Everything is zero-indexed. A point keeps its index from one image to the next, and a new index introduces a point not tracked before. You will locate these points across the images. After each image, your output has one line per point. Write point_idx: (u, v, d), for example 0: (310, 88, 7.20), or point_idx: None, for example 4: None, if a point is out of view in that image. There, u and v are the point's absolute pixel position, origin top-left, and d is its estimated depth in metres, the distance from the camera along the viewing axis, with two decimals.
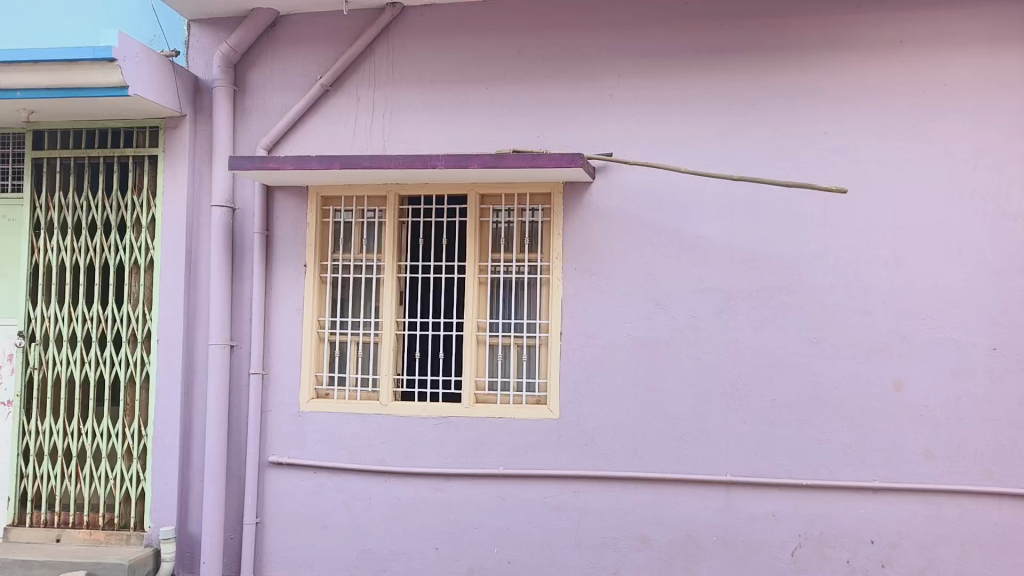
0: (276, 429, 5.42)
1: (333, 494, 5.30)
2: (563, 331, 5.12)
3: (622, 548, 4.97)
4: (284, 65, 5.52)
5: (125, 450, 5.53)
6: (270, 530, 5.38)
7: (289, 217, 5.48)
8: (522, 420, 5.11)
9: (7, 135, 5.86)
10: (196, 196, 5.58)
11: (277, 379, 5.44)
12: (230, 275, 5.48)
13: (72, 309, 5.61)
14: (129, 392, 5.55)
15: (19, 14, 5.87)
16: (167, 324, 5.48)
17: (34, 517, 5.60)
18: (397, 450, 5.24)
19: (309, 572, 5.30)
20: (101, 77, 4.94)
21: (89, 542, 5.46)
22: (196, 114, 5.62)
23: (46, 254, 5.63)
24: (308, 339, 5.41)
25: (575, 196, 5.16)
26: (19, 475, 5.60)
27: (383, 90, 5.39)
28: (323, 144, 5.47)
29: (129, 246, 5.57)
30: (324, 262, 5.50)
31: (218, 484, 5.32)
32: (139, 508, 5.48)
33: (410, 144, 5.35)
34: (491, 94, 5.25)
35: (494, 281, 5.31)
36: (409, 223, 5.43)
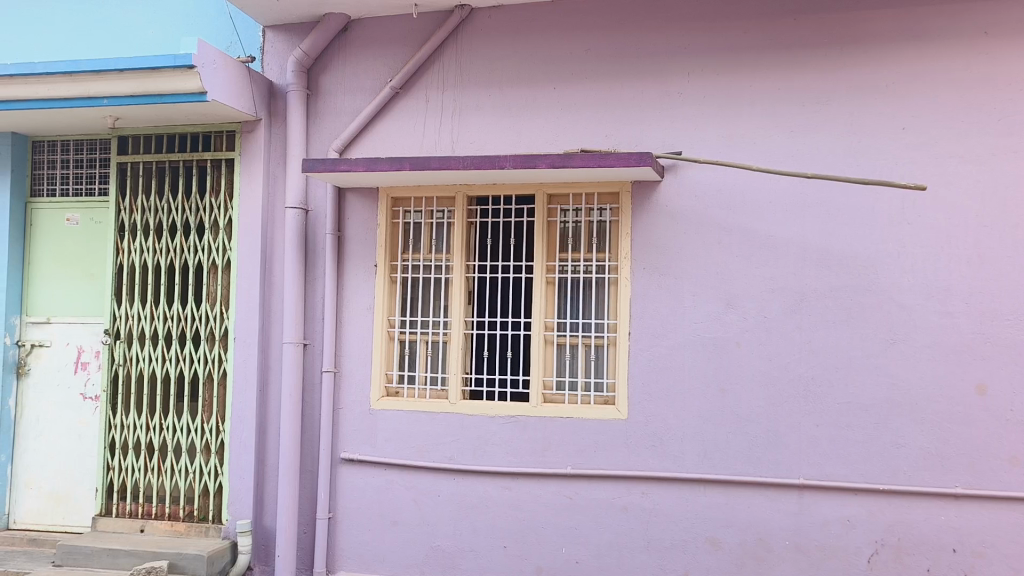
0: (348, 426, 5.52)
1: (403, 491, 5.38)
2: (632, 331, 5.09)
3: (691, 550, 4.92)
4: (355, 68, 5.62)
5: (204, 445, 5.71)
6: (342, 525, 5.48)
7: (361, 217, 5.58)
8: (590, 421, 5.10)
9: (94, 141, 6.11)
10: (271, 197, 5.73)
11: (348, 377, 5.55)
12: (304, 275, 5.61)
13: (154, 308, 5.82)
14: (207, 388, 5.71)
15: (104, 24, 6.10)
16: (243, 323, 5.63)
17: (118, 508, 5.81)
18: (465, 449, 5.29)
19: (379, 567, 5.40)
20: (182, 83, 5.11)
21: (171, 533, 5.65)
22: (271, 118, 5.76)
23: (130, 255, 5.86)
24: (379, 337, 5.50)
25: (644, 196, 5.13)
26: (106, 467, 5.83)
27: (452, 91, 5.44)
28: (394, 145, 5.55)
29: (208, 246, 5.76)
30: (395, 262, 5.59)
31: (293, 480, 5.46)
32: (217, 502, 5.66)
33: (478, 144, 5.39)
34: (559, 95, 5.25)
35: (561, 280, 5.31)
36: (477, 224, 5.47)
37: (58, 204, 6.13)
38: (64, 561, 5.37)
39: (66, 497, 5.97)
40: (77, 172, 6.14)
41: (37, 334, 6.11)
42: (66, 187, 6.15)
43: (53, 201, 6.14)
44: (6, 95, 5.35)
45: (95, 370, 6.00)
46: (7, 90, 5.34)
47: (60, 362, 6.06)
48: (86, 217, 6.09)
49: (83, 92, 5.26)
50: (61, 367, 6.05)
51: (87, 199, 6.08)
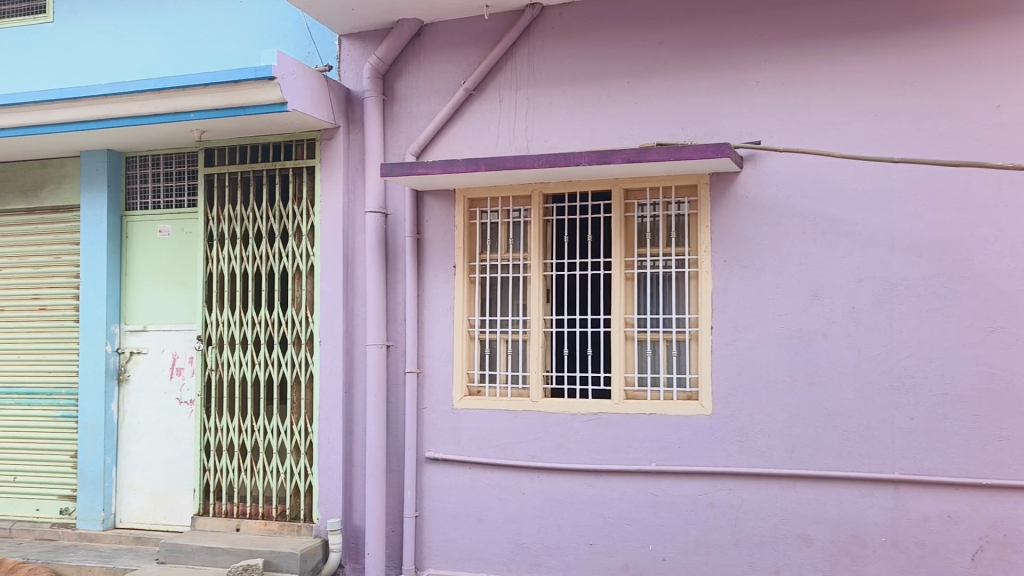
0: (432, 425, 5.59)
1: (488, 490, 5.42)
2: (714, 326, 5.02)
3: (783, 548, 4.81)
4: (429, 72, 5.69)
5: (294, 446, 5.86)
6: (428, 524, 5.56)
7: (438, 219, 5.65)
8: (673, 417, 5.05)
9: (182, 155, 6.35)
10: (351, 203, 5.84)
11: (431, 377, 5.62)
12: (385, 278, 5.70)
13: (244, 313, 6.01)
14: (295, 390, 5.86)
15: (188, 41, 6.31)
16: (328, 326, 5.76)
17: (215, 507, 6.01)
18: (548, 447, 5.30)
19: (467, 565, 5.45)
20: (264, 94, 5.25)
21: (265, 532, 5.81)
22: (349, 125, 5.87)
23: (219, 263, 6.07)
24: (459, 337, 5.55)
25: (723, 187, 5.04)
26: (202, 469, 6.04)
27: (526, 90, 5.45)
28: (469, 146, 5.59)
29: (292, 252, 5.91)
30: (473, 262, 5.63)
31: (380, 480, 5.56)
32: (308, 501, 5.80)
33: (552, 142, 5.39)
34: (632, 89, 5.21)
35: (640, 276, 5.27)
36: (554, 221, 5.47)
37: (151, 216, 6.38)
38: (167, 559, 5.59)
39: (166, 497, 6.22)
40: (167, 185, 6.39)
41: (135, 342, 6.38)
42: (158, 200, 6.40)
43: (146, 214, 6.40)
44: (99, 114, 5.60)
45: (190, 374, 6.23)
46: (100, 109, 5.58)
47: (157, 368, 6.31)
48: (177, 228, 6.32)
49: (171, 107, 5.44)
50: (159, 373, 6.31)
51: (177, 210, 6.32)
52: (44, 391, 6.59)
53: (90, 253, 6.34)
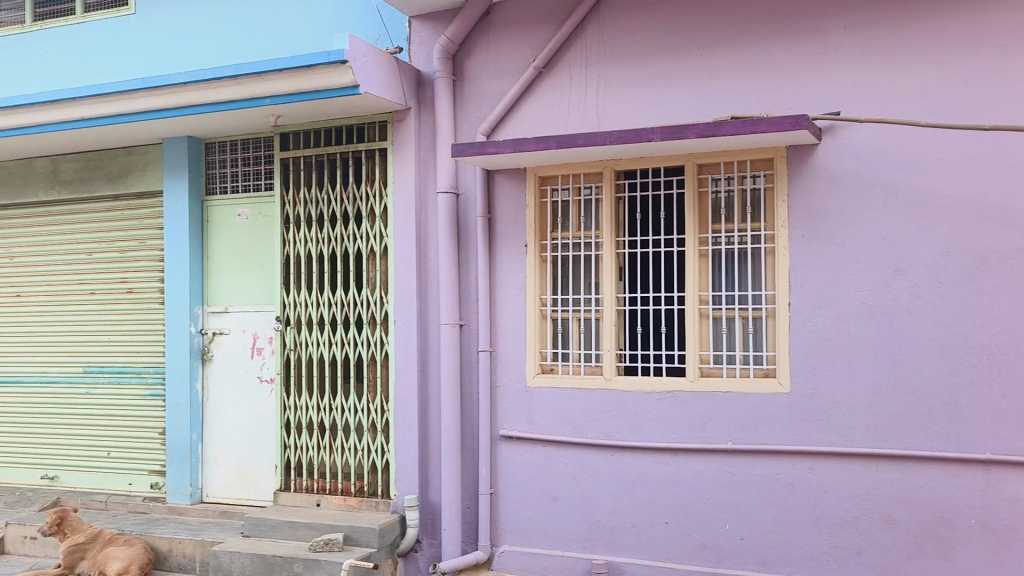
0: (505, 403, 5.63)
1: (562, 468, 5.44)
2: (792, 302, 4.92)
3: (866, 528, 4.71)
4: (498, 51, 5.68)
5: (371, 424, 5.97)
6: (504, 501, 5.61)
7: (510, 198, 5.65)
8: (750, 395, 4.98)
9: (258, 140, 6.49)
10: (423, 184, 5.89)
11: (504, 356, 5.65)
12: (457, 258, 5.75)
13: (320, 294, 6.14)
14: (371, 370, 5.97)
15: (260, 27, 6.42)
16: (402, 306, 5.84)
17: (296, 483, 6.17)
18: (622, 425, 5.28)
19: (542, 542, 5.49)
20: (337, 78, 5.32)
21: (344, 507, 5.95)
22: (420, 106, 5.91)
23: (295, 246, 6.20)
24: (531, 315, 5.57)
25: (801, 160, 4.91)
26: (283, 446, 6.21)
27: (596, 66, 5.40)
28: (540, 124, 5.57)
29: (366, 234, 6.00)
30: (544, 241, 5.62)
31: (455, 457, 5.64)
32: (385, 478, 5.91)
33: (624, 118, 5.33)
34: (705, 62, 5.11)
35: (715, 252, 5.19)
36: (626, 198, 5.42)
37: (229, 201, 6.55)
38: (251, 532, 5.76)
39: (249, 473, 6.41)
40: (245, 169, 6.54)
41: (217, 323, 6.58)
42: (236, 184, 6.57)
43: (225, 198, 6.56)
44: (179, 101, 5.75)
45: (269, 354, 6.40)
46: (179, 97, 5.72)
47: (238, 348, 6.50)
48: (255, 212, 6.47)
49: (247, 93, 5.57)
50: (240, 353, 6.49)
51: (254, 194, 6.47)
52: (133, 370, 6.86)
53: (173, 237, 6.55)
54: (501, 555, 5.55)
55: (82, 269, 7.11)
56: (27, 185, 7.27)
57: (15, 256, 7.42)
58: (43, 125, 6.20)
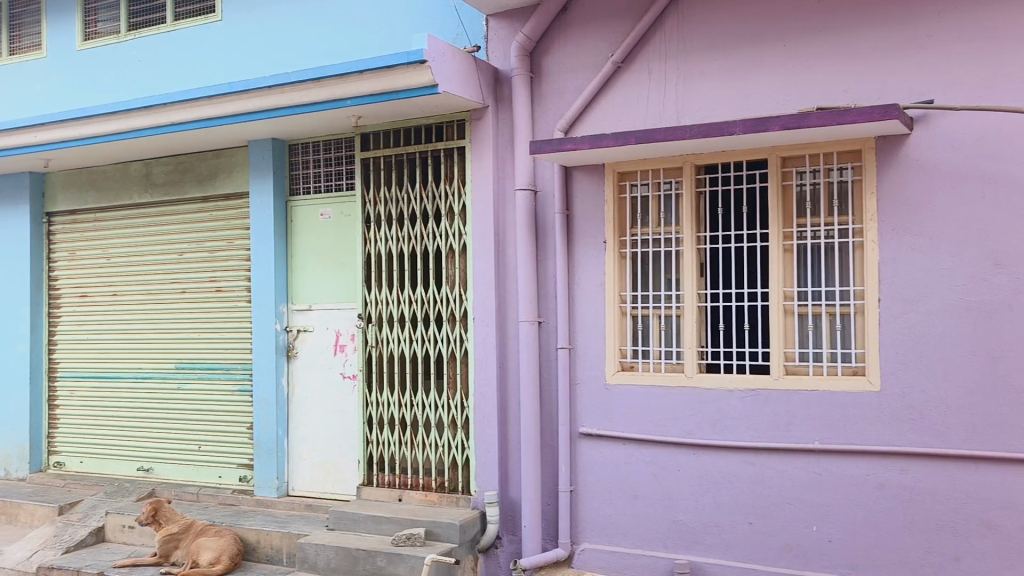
0: (585, 401, 5.61)
1: (643, 466, 5.39)
2: (882, 297, 4.76)
3: (963, 533, 4.53)
4: (576, 47, 5.65)
5: (451, 420, 6.03)
6: (584, 498, 5.59)
7: (588, 195, 5.61)
8: (838, 393, 4.84)
9: (339, 140, 6.61)
10: (502, 181, 5.90)
11: (584, 353, 5.62)
12: (535, 255, 5.75)
13: (401, 292, 6.22)
14: (450, 366, 6.02)
15: (339, 29, 6.52)
16: (481, 303, 5.88)
17: (378, 478, 6.27)
18: (704, 423, 5.20)
19: (622, 541, 5.45)
20: (417, 77, 5.38)
21: (425, 503, 6.01)
22: (498, 104, 5.93)
23: (376, 244, 6.30)
24: (611, 313, 5.53)
25: (891, 151, 4.75)
26: (365, 441, 6.32)
27: (675, 59, 5.32)
28: (618, 119, 5.52)
29: (445, 232, 6.06)
30: (624, 237, 5.57)
31: (535, 453, 5.64)
32: (466, 474, 5.95)
33: (704, 111, 5.24)
34: (788, 52, 4.99)
35: (800, 247, 5.07)
36: (707, 193, 5.33)
37: (313, 201, 6.69)
38: (336, 525, 5.87)
39: (333, 467, 6.54)
40: (326, 170, 6.67)
41: (301, 321, 6.74)
42: (318, 184, 6.70)
43: (308, 198, 6.71)
44: (265, 104, 5.89)
45: (352, 352, 6.51)
46: (265, 100, 5.87)
47: (321, 345, 6.64)
48: (337, 211, 6.60)
49: (329, 95, 5.67)
50: (323, 350, 6.63)
51: (337, 194, 6.59)
52: (223, 367, 7.08)
53: (260, 237, 6.73)
54: (582, 553, 5.54)
55: (174, 268, 7.36)
56: (123, 188, 7.58)
57: (111, 257, 7.74)
58: (137, 130, 6.44)
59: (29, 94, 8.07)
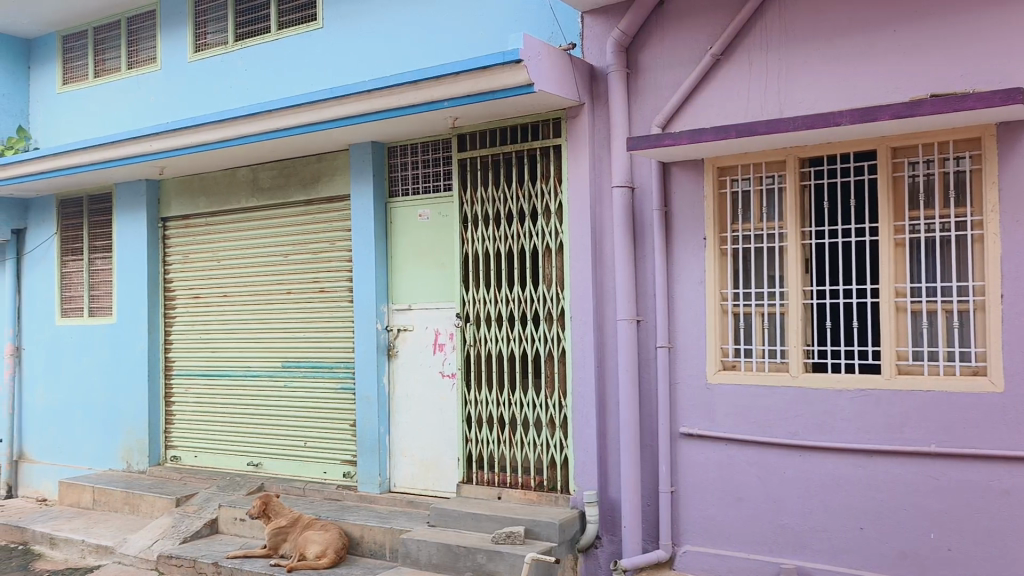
0: (685, 401, 5.52)
1: (746, 467, 5.25)
2: (1004, 293, 4.51)
3: None
4: (673, 41, 5.56)
5: (549, 419, 6.02)
6: (685, 500, 5.50)
7: (687, 191, 5.51)
8: (957, 394, 4.60)
9: (436, 142, 6.70)
10: (598, 178, 5.87)
11: (684, 352, 5.53)
12: (633, 253, 5.68)
13: (498, 291, 6.26)
14: (548, 365, 6.02)
15: (435, 31, 6.60)
16: (579, 302, 5.85)
17: (477, 476, 6.33)
18: (810, 424, 5.03)
19: (725, 544, 5.33)
20: (513, 77, 5.39)
21: (525, 501, 6.03)
22: (594, 101, 5.89)
23: (474, 244, 6.36)
24: (712, 311, 5.41)
25: (1013, 138, 4.49)
26: (465, 439, 6.39)
27: (777, 49, 5.17)
28: (717, 113, 5.39)
29: (542, 230, 6.06)
30: (724, 234, 5.45)
31: (635, 453, 5.57)
32: (564, 473, 5.94)
33: (808, 103, 5.07)
34: (899, 37, 4.77)
35: (913, 241, 4.85)
36: (812, 186, 5.15)
37: (411, 202, 6.80)
38: (437, 522, 5.95)
39: (433, 464, 6.63)
40: (424, 171, 6.77)
41: (401, 320, 6.87)
42: (416, 186, 6.81)
43: (407, 200, 6.82)
44: (364, 109, 6.02)
45: (450, 350, 6.59)
46: (364, 104, 6.00)
47: (421, 344, 6.74)
48: (435, 212, 6.68)
49: (426, 97, 5.74)
50: (423, 349, 6.73)
51: (434, 195, 6.67)
52: (326, 365, 7.28)
53: (360, 238, 6.88)
54: (683, 555, 5.45)
55: (279, 269, 7.60)
56: (232, 193, 7.88)
57: (221, 259, 8.06)
58: (245, 137, 6.67)
59: (145, 105, 8.48)
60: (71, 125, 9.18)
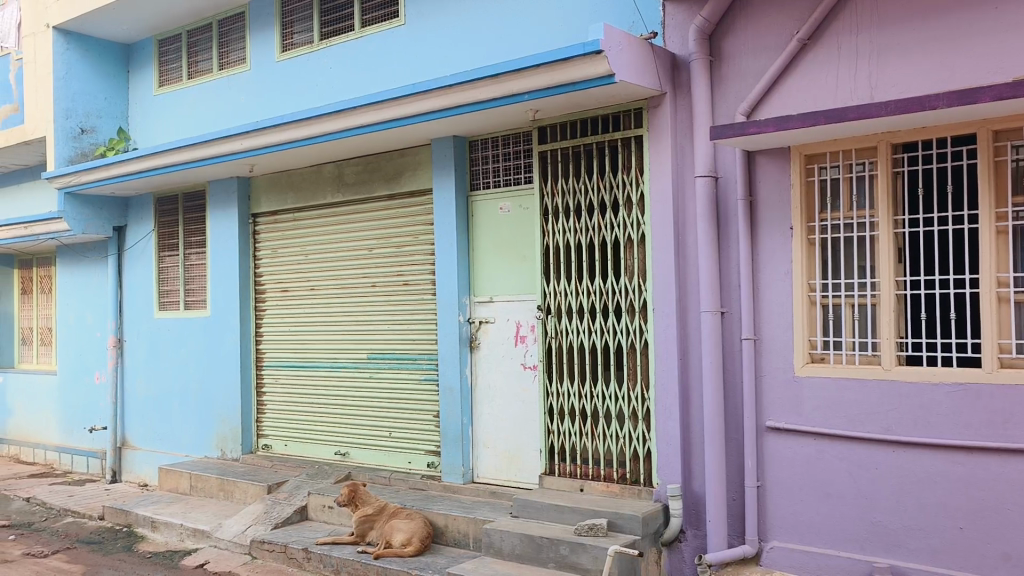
0: (772, 394, 5.41)
1: (836, 463, 5.12)
2: None
3: None
4: (758, 27, 5.44)
5: (631, 412, 5.99)
6: (772, 495, 5.39)
7: (773, 180, 5.39)
8: None
9: (516, 135, 6.71)
10: (680, 168, 5.79)
11: (770, 344, 5.42)
12: (716, 243, 5.60)
13: (579, 284, 6.24)
14: (630, 358, 5.98)
15: (515, 24, 6.61)
16: (661, 293, 5.79)
17: (560, 468, 6.34)
18: (904, 419, 4.87)
19: (815, 541, 5.21)
20: (593, 68, 5.36)
21: (607, 494, 6.01)
22: (677, 91, 5.82)
23: (555, 236, 6.36)
24: (799, 303, 5.29)
25: None
26: (547, 431, 6.41)
27: (868, 32, 5.00)
28: (805, 99, 5.25)
29: (623, 222, 6.01)
30: (812, 223, 5.31)
31: (719, 447, 5.50)
32: (647, 466, 5.90)
33: (902, 86, 4.89)
34: (1001, 15, 4.55)
35: (1016, 229, 4.64)
36: (905, 173, 4.97)
37: (493, 195, 6.84)
38: (520, 513, 6.00)
39: (515, 456, 6.68)
40: (505, 164, 6.80)
41: (483, 312, 6.93)
42: (497, 179, 6.84)
43: (488, 193, 6.87)
44: (446, 103, 6.09)
45: (532, 342, 6.61)
46: (446, 99, 6.06)
47: (503, 336, 6.79)
48: (515, 204, 6.71)
49: (507, 90, 5.77)
50: (505, 341, 6.77)
51: (515, 188, 6.70)
52: (411, 357, 7.41)
53: (442, 231, 6.97)
54: (770, 551, 5.36)
55: (364, 263, 7.76)
56: (318, 189, 8.08)
57: (308, 254, 8.27)
58: (330, 134, 6.83)
59: (235, 105, 8.76)
60: (167, 126, 9.56)
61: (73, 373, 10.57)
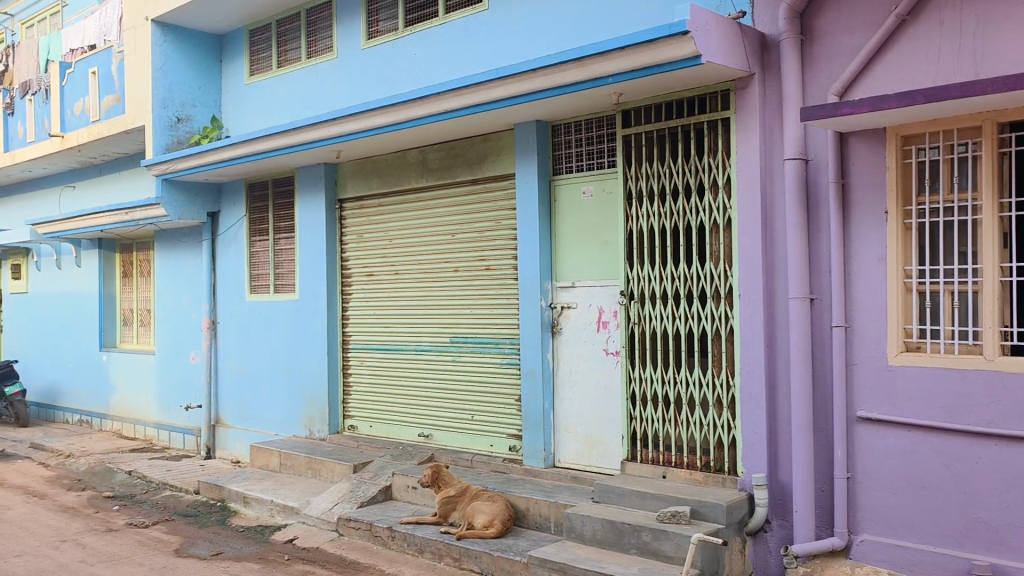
0: (864, 383, 5.24)
1: (932, 455, 4.93)
2: None
3: None
4: (853, 4, 5.26)
5: (716, 399, 5.90)
6: (862, 487, 5.24)
7: (868, 162, 5.20)
8: None
9: (600, 119, 6.66)
10: (769, 151, 5.66)
11: (861, 331, 5.26)
12: (806, 228, 5.45)
13: (663, 269, 6.15)
14: (715, 344, 5.89)
15: (600, 6, 6.54)
16: (748, 279, 5.68)
17: (642, 454, 6.30)
18: (1008, 412, 4.65)
19: (908, 535, 5.04)
20: (679, 49, 5.27)
21: (690, 481, 5.96)
22: (766, 72, 5.68)
23: (638, 220, 6.27)
24: (893, 289, 5.11)
25: None
26: (629, 417, 6.36)
27: (972, 6, 4.76)
28: (902, 78, 5.05)
29: (709, 206, 5.91)
30: (908, 207, 5.12)
31: (807, 437, 5.37)
32: (732, 454, 5.82)
33: (1009, 62, 4.65)
34: None
35: None
36: (1012, 153, 4.74)
37: (576, 179, 6.81)
38: (602, 498, 5.99)
39: (597, 441, 6.66)
40: (588, 149, 6.75)
41: (565, 297, 6.92)
42: (580, 163, 6.81)
43: (571, 177, 6.84)
44: (529, 87, 6.08)
45: (614, 328, 6.57)
46: (530, 83, 6.06)
47: (585, 321, 6.77)
48: (598, 189, 6.66)
49: (590, 74, 5.73)
50: (587, 326, 6.75)
51: (598, 172, 6.65)
52: (493, 341, 7.46)
53: (525, 216, 6.98)
54: (861, 544, 5.22)
55: (448, 248, 7.84)
56: (402, 175, 8.19)
57: (392, 239, 8.40)
58: (415, 119, 6.91)
59: (323, 93, 8.94)
60: (257, 114, 9.83)
61: (170, 353, 11.02)
